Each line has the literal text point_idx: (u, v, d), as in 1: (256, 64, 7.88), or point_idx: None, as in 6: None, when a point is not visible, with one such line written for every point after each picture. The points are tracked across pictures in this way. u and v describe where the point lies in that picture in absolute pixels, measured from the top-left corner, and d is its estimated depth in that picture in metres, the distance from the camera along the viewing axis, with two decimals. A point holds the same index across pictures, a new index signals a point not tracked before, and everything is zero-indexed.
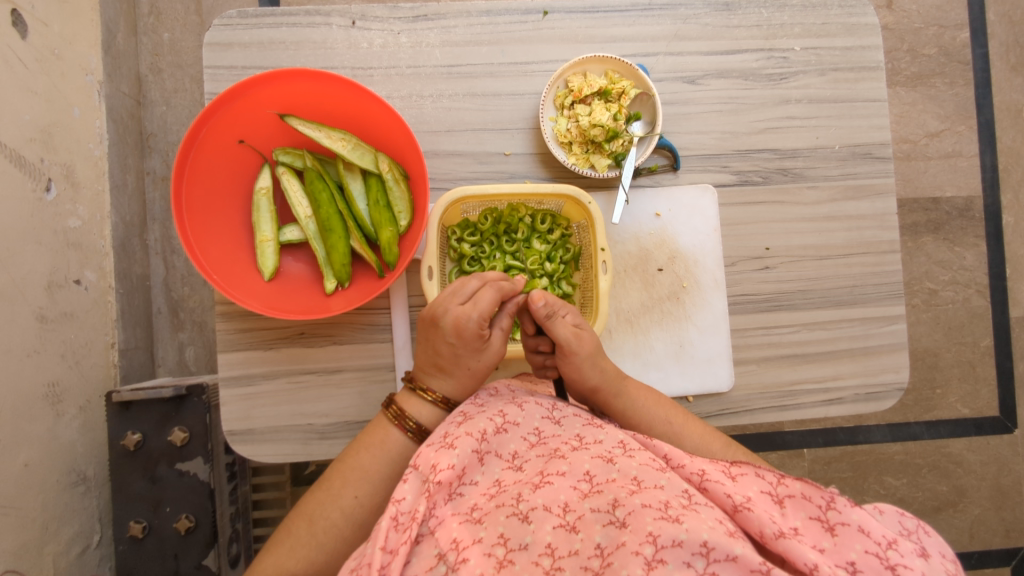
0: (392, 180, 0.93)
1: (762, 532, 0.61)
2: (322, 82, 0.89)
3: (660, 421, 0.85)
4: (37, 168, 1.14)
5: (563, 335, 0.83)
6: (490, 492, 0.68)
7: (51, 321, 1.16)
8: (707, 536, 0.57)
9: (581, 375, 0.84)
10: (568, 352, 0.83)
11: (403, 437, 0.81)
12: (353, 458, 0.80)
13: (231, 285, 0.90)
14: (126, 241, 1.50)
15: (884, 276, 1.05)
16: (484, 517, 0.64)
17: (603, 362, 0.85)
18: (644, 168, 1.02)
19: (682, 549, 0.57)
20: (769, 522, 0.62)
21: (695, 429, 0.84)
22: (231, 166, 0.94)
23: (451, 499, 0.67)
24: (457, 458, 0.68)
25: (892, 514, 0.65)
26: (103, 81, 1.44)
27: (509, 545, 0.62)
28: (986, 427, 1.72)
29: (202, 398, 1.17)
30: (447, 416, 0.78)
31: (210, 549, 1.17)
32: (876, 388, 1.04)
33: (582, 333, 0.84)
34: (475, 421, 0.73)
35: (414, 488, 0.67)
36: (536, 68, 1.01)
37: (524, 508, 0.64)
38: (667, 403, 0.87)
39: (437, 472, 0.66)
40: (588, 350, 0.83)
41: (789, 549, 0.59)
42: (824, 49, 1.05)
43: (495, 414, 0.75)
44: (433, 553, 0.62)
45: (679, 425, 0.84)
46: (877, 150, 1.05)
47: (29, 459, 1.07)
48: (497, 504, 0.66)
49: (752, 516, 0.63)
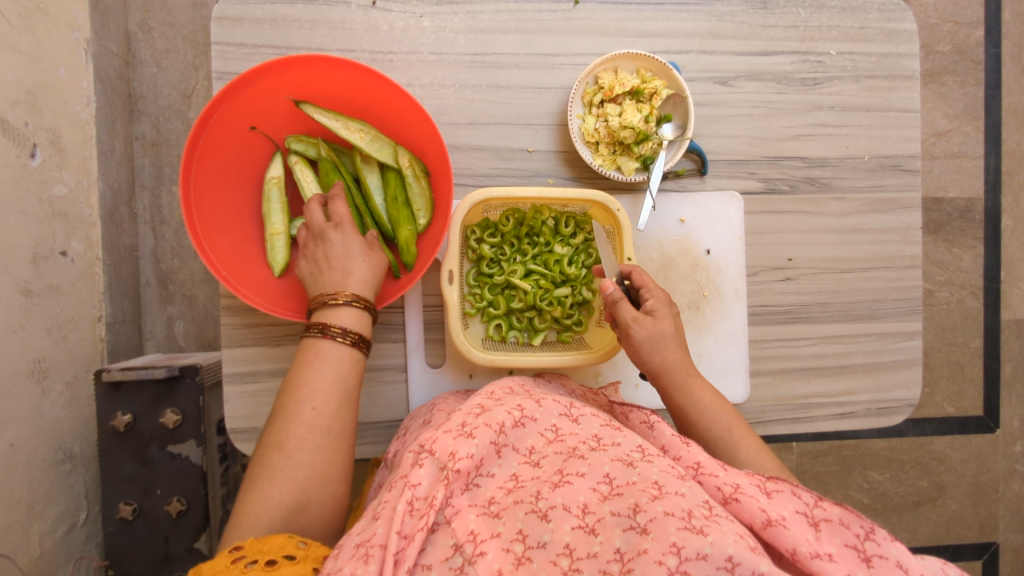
0: (412, 176, 0.90)
1: (795, 550, 0.61)
2: (340, 69, 0.83)
3: (719, 425, 0.81)
4: (21, 133, 1.07)
5: (625, 318, 0.83)
6: (507, 487, 0.68)
7: (37, 295, 1.11)
8: (733, 551, 0.56)
9: (640, 356, 0.84)
10: (627, 336, 0.83)
11: (334, 345, 0.75)
12: (294, 380, 0.74)
13: (241, 281, 0.86)
14: (114, 209, 1.43)
15: (904, 291, 1.04)
16: (502, 513, 0.64)
17: (665, 353, 0.84)
18: (671, 171, 0.98)
19: (706, 563, 0.56)
20: (804, 541, 0.61)
21: (752, 444, 0.79)
22: (242, 154, 0.88)
23: (467, 489, 0.67)
24: (476, 447, 0.68)
25: (935, 564, 0.63)
26: (91, 39, 1.35)
27: (527, 542, 0.61)
28: (970, 426, 1.74)
29: (196, 380, 1.14)
30: (465, 406, 0.78)
31: (202, 533, 1.15)
32: (888, 404, 1.04)
33: (645, 321, 0.83)
34: (494, 413, 0.73)
35: (430, 474, 0.67)
36: (564, 61, 0.96)
37: (544, 506, 0.64)
38: (731, 411, 0.83)
39: (456, 460, 0.66)
40: (645, 336, 0.83)
41: (823, 570, 0.59)
42: (860, 55, 1.02)
43: (514, 408, 0.75)
44: (449, 543, 0.61)
45: (737, 434, 0.80)
46: (906, 163, 1.03)
47: (14, 438, 1.03)
48: (516, 500, 0.65)
49: (785, 533, 0.62)
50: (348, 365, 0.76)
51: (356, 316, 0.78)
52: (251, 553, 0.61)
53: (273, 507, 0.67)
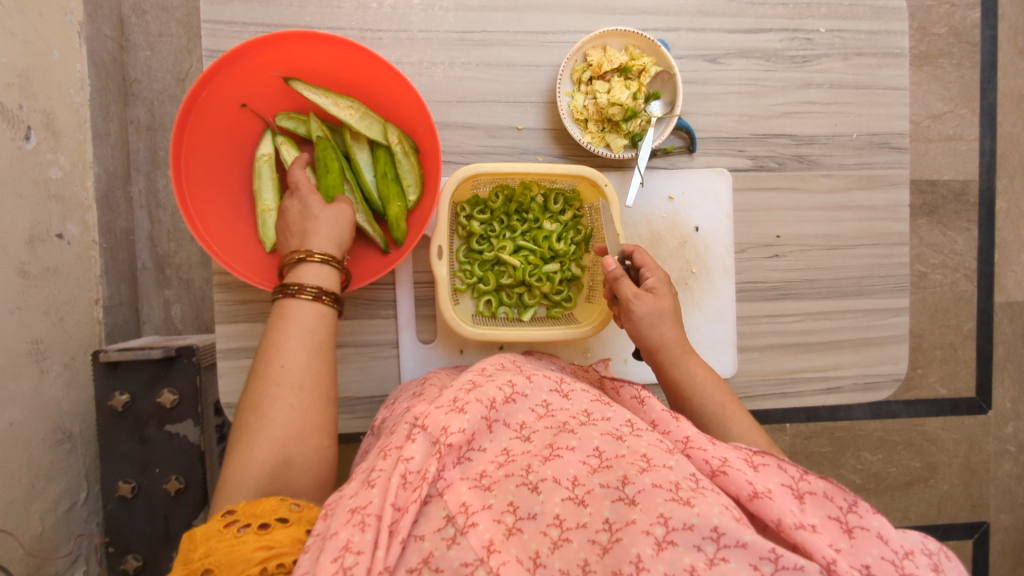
0: (401, 153, 0.90)
1: (781, 521, 0.62)
2: (329, 46, 0.84)
3: (712, 402, 0.81)
4: (15, 115, 1.08)
5: (626, 293, 0.84)
6: (498, 460, 0.68)
7: (34, 277, 1.12)
8: (718, 521, 0.58)
9: (639, 333, 0.85)
10: (628, 311, 0.84)
11: (304, 303, 0.76)
12: (265, 343, 0.74)
13: (233, 258, 0.87)
14: (110, 192, 1.44)
15: (892, 267, 1.05)
16: (494, 485, 0.65)
17: (663, 329, 0.85)
18: (661, 148, 0.99)
19: (692, 533, 0.58)
20: (790, 512, 0.62)
21: (744, 421, 0.79)
22: (232, 132, 0.89)
23: (460, 462, 0.68)
24: (468, 422, 0.69)
25: (916, 536, 0.64)
26: (84, 22, 1.35)
27: (517, 513, 0.62)
28: (961, 407, 1.75)
29: (193, 360, 1.15)
30: (456, 382, 0.79)
31: (200, 511, 1.17)
32: (875, 378, 1.05)
33: (646, 296, 0.84)
34: (485, 389, 0.74)
35: (423, 448, 0.68)
36: (553, 39, 0.97)
37: (534, 479, 0.65)
38: (725, 390, 0.82)
39: (448, 434, 0.67)
40: (645, 311, 0.84)
41: (806, 540, 0.60)
42: (850, 32, 1.02)
43: (505, 384, 0.76)
44: (441, 515, 0.62)
45: (730, 411, 0.80)
46: (894, 140, 1.04)
47: (14, 417, 1.05)
48: (507, 473, 0.66)
49: (771, 504, 0.63)
50: (318, 322, 0.76)
51: (322, 272, 0.78)
52: (243, 518, 0.63)
53: (261, 467, 0.67)
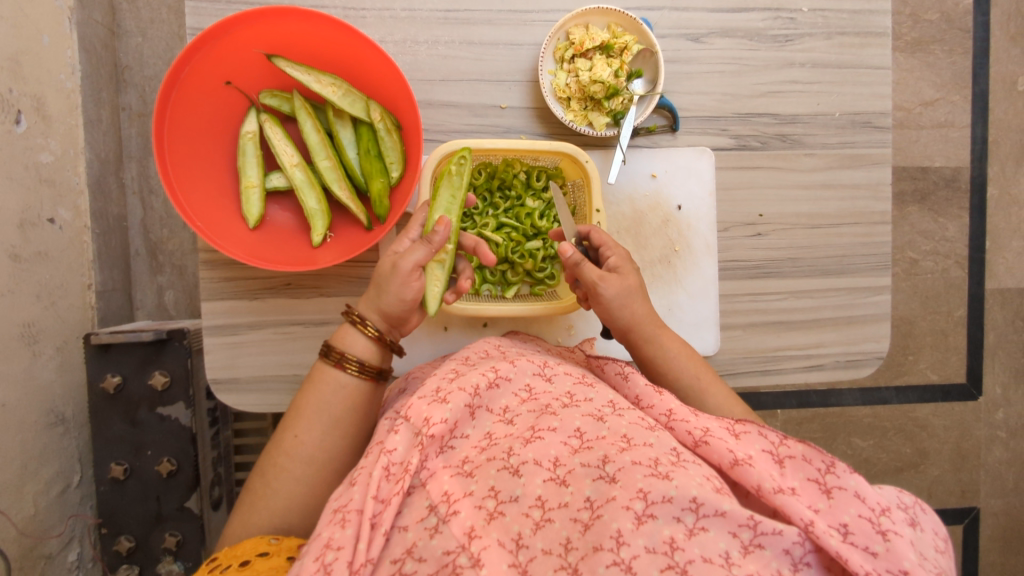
0: (384, 130, 0.91)
1: (760, 486, 0.63)
2: (311, 22, 0.84)
3: (687, 373, 0.83)
4: (4, 99, 1.08)
5: (589, 278, 0.83)
6: (481, 446, 0.69)
7: (25, 260, 1.13)
8: (696, 493, 0.59)
9: (610, 315, 0.85)
10: (595, 295, 0.84)
11: (338, 373, 0.79)
12: (292, 404, 0.80)
13: (216, 233, 0.88)
14: (102, 178, 1.45)
15: (874, 246, 1.06)
16: (476, 471, 0.65)
17: (632, 307, 0.84)
18: (643, 127, 1.00)
19: (671, 505, 0.59)
20: (768, 477, 0.63)
21: (719, 389, 0.82)
22: (218, 109, 0.90)
23: (442, 452, 0.68)
24: (450, 412, 0.68)
25: (891, 490, 0.65)
26: (74, 7, 1.35)
27: (499, 497, 0.63)
28: (953, 393, 1.77)
29: (183, 343, 1.16)
30: (438, 370, 0.78)
31: (192, 492, 1.18)
32: (857, 356, 1.06)
33: (609, 278, 0.83)
34: (467, 377, 0.73)
35: (406, 439, 0.67)
36: (536, 17, 0.97)
37: (515, 462, 0.65)
38: (699, 360, 0.85)
39: (430, 425, 0.67)
40: (613, 292, 0.83)
41: (785, 503, 0.61)
42: (833, 11, 1.02)
43: (488, 369, 0.75)
44: (425, 504, 0.63)
45: (705, 382, 0.82)
46: (877, 119, 1.05)
47: (5, 399, 1.06)
48: (489, 457, 0.66)
49: (751, 471, 0.64)
50: (341, 401, 0.79)
51: (366, 347, 0.80)
52: (225, 560, 0.67)
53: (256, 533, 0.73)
